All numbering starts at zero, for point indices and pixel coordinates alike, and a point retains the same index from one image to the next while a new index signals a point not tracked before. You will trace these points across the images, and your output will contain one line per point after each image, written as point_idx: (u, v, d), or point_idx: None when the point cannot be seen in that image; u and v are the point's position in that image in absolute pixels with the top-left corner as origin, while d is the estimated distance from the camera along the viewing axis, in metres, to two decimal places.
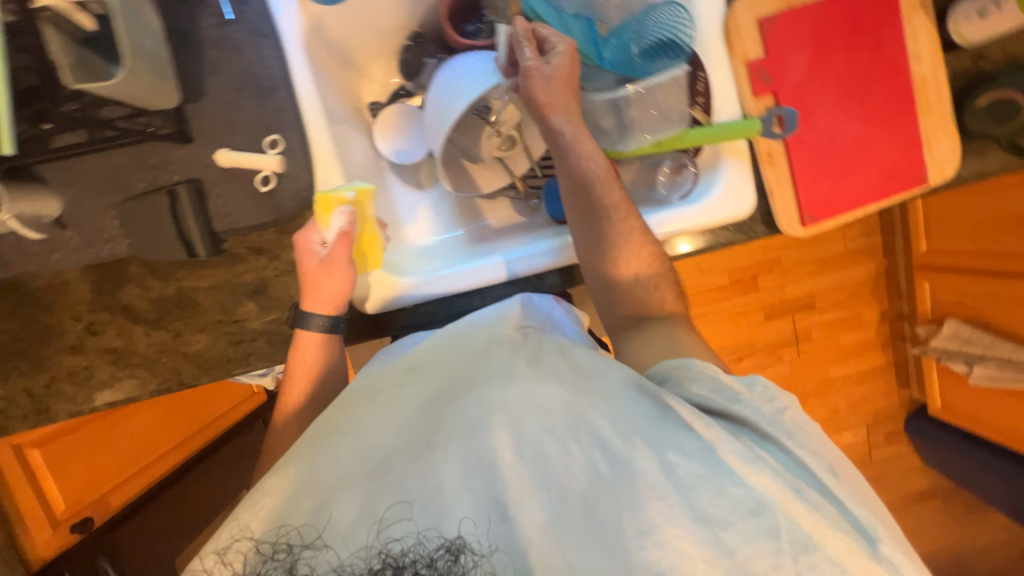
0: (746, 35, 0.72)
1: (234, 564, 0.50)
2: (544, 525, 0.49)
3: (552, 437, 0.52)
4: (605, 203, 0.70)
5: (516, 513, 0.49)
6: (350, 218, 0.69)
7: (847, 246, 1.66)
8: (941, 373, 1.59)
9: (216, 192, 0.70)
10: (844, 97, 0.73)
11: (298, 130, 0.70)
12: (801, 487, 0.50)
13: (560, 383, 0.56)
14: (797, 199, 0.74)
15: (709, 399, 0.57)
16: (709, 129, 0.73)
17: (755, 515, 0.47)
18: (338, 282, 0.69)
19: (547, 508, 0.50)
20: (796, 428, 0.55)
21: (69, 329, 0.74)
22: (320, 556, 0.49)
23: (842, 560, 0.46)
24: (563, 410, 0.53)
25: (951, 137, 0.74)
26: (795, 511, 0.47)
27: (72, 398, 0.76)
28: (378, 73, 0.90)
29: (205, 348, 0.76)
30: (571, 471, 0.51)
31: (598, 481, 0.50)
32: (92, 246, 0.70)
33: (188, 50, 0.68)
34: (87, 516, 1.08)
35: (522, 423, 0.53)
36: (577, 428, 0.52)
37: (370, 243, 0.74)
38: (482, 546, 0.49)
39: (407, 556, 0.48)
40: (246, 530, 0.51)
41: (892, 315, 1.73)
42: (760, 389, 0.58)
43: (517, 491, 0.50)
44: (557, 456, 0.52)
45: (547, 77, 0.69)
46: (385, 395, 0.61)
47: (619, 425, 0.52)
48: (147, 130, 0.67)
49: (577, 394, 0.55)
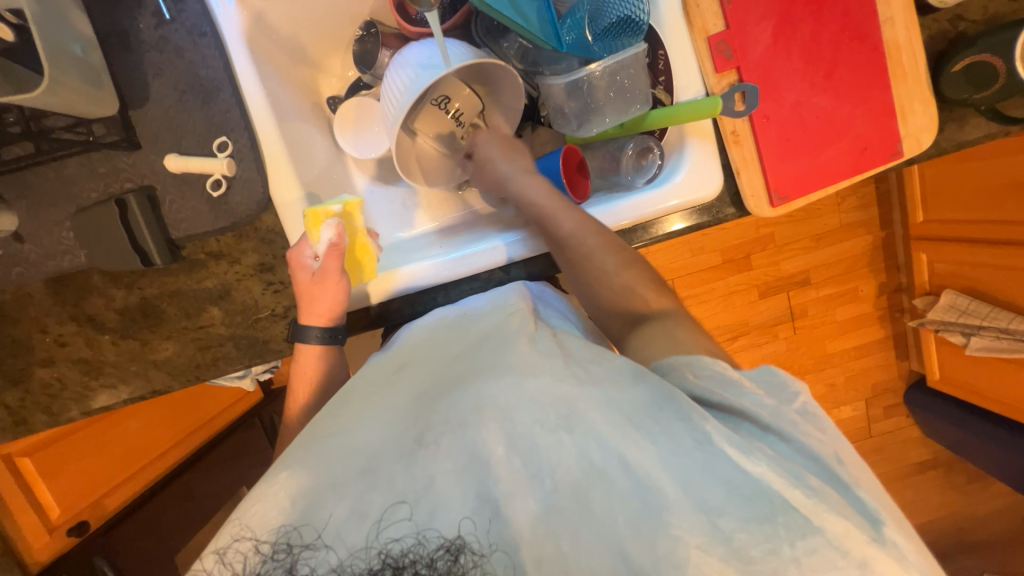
0: (706, 8, 0.69)
1: (234, 564, 0.48)
2: (535, 519, 0.48)
3: (543, 429, 0.50)
4: (570, 237, 0.68)
5: (508, 507, 0.48)
6: (340, 230, 0.67)
7: (841, 220, 1.62)
8: (940, 346, 1.57)
9: (169, 199, 0.69)
10: (811, 68, 0.70)
11: (246, 131, 0.69)
12: (800, 472, 0.45)
13: (553, 372, 0.53)
14: (766, 179, 0.72)
15: (708, 391, 0.51)
16: (670, 109, 0.71)
17: (750, 502, 0.44)
18: (332, 294, 0.69)
19: (538, 500, 0.48)
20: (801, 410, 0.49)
21: (38, 342, 0.75)
22: (320, 557, 0.47)
23: (845, 545, 0.41)
24: (556, 402, 0.51)
25: (927, 106, 0.71)
26: (793, 497, 0.43)
27: (49, 409, 0.77)
28: (335, 66, 0.88)
29: (175, 355, 0.76)
30: (562, 463, 0.48)
31: (590, 471, 0.48)
32: (49, 259, 0.69)
33: (128, 53, 0.67)
34: (84, 520, 1.10)
35: (513, 415, 0.51)
36: (568, 419, 0.49)
37: (363, 252, 0.72)
38: (482, 545, 0.48)
39: (407, 556, 0.47)
40: (248, 529, 0.49)
41: (890, 288, 1.70)
42: (772, 376, 0.53)
43: (508, 486, 0.49)
44: (548, 449, 0.49)
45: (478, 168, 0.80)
46: (380, 395, 0.61)
47: (615, 414, 0.49)
48: (89, 138, 0.66)
49: (570, 382, 0.52)
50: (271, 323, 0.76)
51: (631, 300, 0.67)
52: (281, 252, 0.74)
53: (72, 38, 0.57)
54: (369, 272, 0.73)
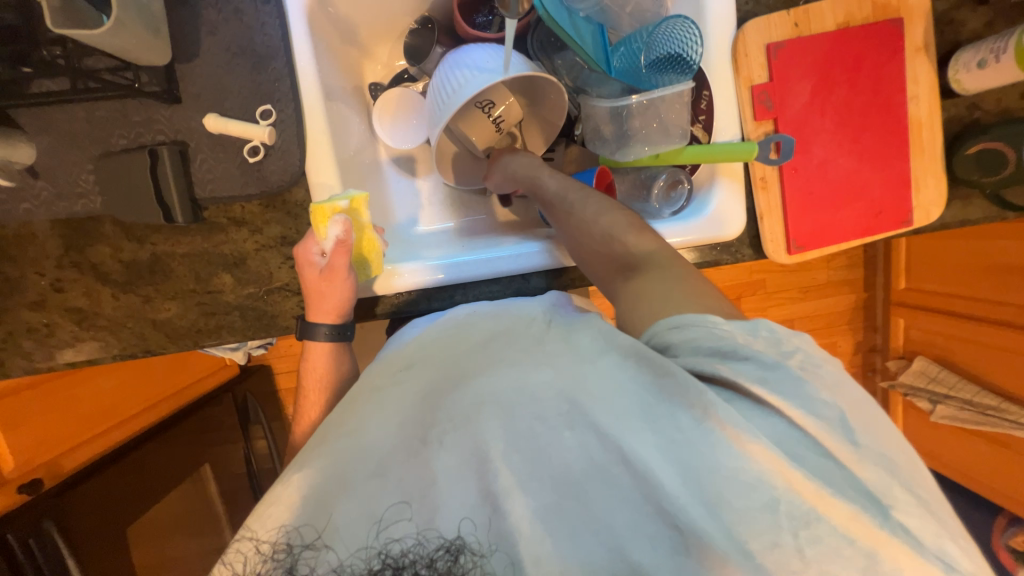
0: (753, 59, 0.72)
1: (234, 564, 0.49)
2: (536, 514, 0.47)
3: (544, 425, 0.49)
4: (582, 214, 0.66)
5: (508, 503, 0.47)
6: (347, 227, 0.66)
7: (830, 276, 1.69)
8: (908, 410, 1.64)
9: (201, 157, 0.68)
10: (840, 130, 0.74)
11: (292, 103, 0.68)
12: (800, 453, 0.43)
13: (556, 365, 0.52)
14: (787, 227, 0.75)
15: (702, 363, 0.47)
16: (707, 146, 0.73)
17: (754, 489, 0.42)
18: (339, 290, 0.68)
19: (533, 498, 0.47)
20: (803, 375, 0.45)
21: (31, 284, 0.71)
22: (320, 557, 0.47)
23: (848, 531, 0.40)
24: (557, 396, 0.50)
25: (939, 181, 0.76)
26: (795, 483, 0.41)
27: (29, 355, 0.73)
28: (383, 54, 0.88)
29: (176, 317, 0.73)
30: (562, 456, 0.48)
31: (592, 467, 0.47)
32: (65, 200, 0.67)
33: (185, 8, 0.66)
34: (37, 478, 0.99)
35: (514, 411, 0.50)
36: (571, 414, 0.48)
37: (370, 247, 0.71)
38: (482, 546, 0.47)
39: (407, 557, 0.46)
40: (251, 530, 0.50)
41: (865, 347, 1.78)
42: (765, 332, 0.48)
43: (506, 482, 0.48)
44: (552, 447, 0.48)
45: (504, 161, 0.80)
46: (383, 393, 0.57)
47: (618, 405, 0.47)
48: (133, 85, 0.63)
49: (569, 373, 0.50)
50: (283, 298, 0.74)
51: (619, 249, 0.61)
52: (306, 228, 0.73)
53: None
54: (376, 267, 0.72)
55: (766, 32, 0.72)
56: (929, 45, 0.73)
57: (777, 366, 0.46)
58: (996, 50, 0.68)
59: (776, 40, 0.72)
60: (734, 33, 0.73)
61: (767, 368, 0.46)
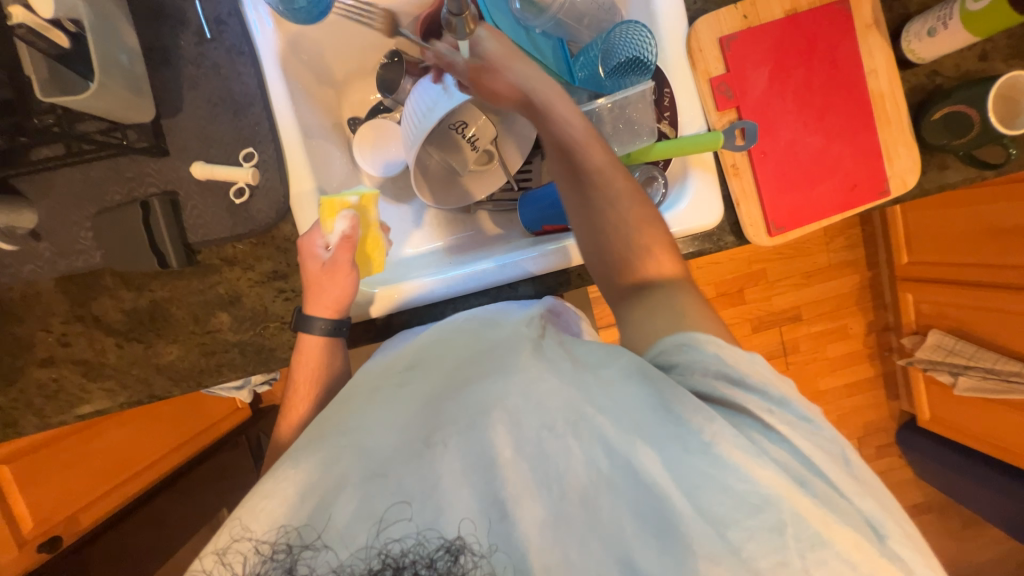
0: (708, 53, 0.75)
1: (234, 565, 0.46)
2: (545, 524, 0.47)
3: (551, 433, 0.48)
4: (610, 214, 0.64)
5: (517, 510, 0.47)
6: (353, 222, 0.69)
7: (831, 258, 1.67)
8: (931, 386, 1.60)
9: (191, 204, 0.71)
10: (803, 110, 0.76)
11: (272, 144, 0.72)
12: (805, 478, 0.46)
13: (561, 374, 0.51)
14: (763, 210, 0.76)
15: (708, 386, 0.51)
16: (675, 141, 0.74)
17: (758, 511, 0.43)
18: (341, 285, 0.69)
19: (546, 505, 0.47)
20: (798, 415, 0.49)
21: (40, 341, 0.74)
22: (320, 557, 0.46)
23: (850, 556, 0.42)
24: (563, 406, 0.49)
25: (910, 149, 0.77)
26: (800, 506, 0.43)
27: (40, 411, 0.75)
28: (359, 90, 0.92)
29: (177, 359, 0.76)
30: (571, 469, 0.47)
31: (599, 479, 0.47)
32: (66, 258, 0.70)
33: (167, 67, 0.70)
34: (58, 535, 1.00)
35: (521, 419, 0.49)
36: (577, 425, 0.48)
37: (375, 245, 0.75)
38: (482, 545, 0.46)
39: (407, 557, 0.46)
40: (247, 530, 0.47)
41: (878, 326, 1.74)
42: (760, 367, 0.51)
43: (516, 489, 0.47)
44: (559, 454, 0.48)
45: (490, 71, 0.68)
46: (382, 393, 0.56)
47: (623, 420, 0.48)
48: (124, 143, 0.68)
49: (580, 387, 0.50)
50: (278, 330, 0.76)
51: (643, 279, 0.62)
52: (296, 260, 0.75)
53: (121, 48, 0.61)
54: (377, 266, 0.75)
55: (718, 26, 0.75)
56: (879, 20, 0.75)
57: (784, 402, 0.50)
58: (944, 18, 0.70)
59: (727, 32, 0.75)
60: (687, 30, 0.76)
61: (774, 399, 0.49)
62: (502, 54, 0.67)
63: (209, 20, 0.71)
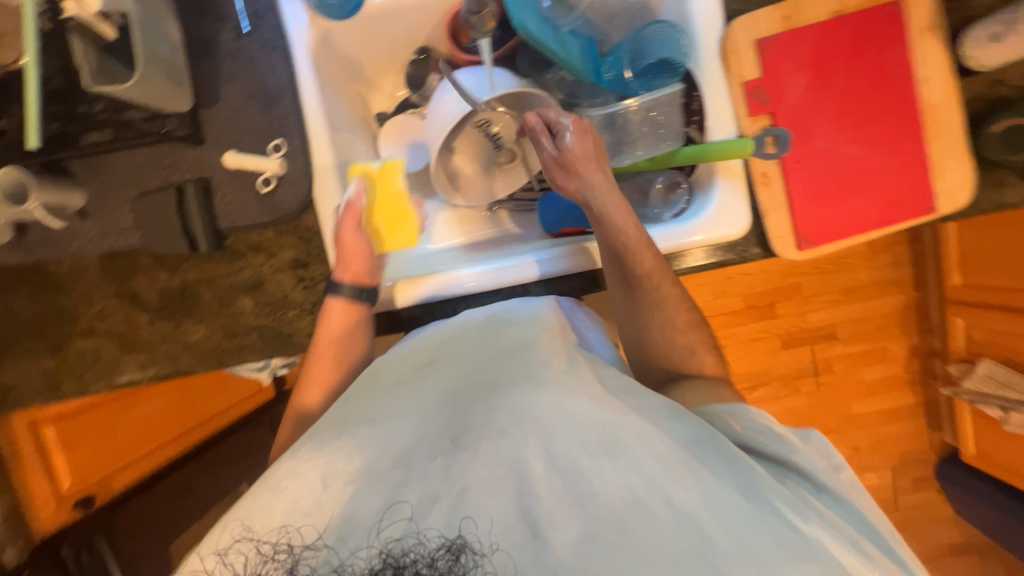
0: (743, 55, 0.71)
1: (234, 565, 0.46)
2: (576, 545, 0.46)
3: (587, 452, 0.49)
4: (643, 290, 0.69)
5: (549, 529, 0.46)
6: (358, 190, 0.72)
7: (873, 276, 1.57)
8: (978, 419, 1.48)
9: (222, 191, 0.74)
10: (843, 118, 0.72)
11: (299, 136, 0.74)
12: (857, 539, 0.47)
13: (593, 394, 0.53)
14: (793, 221, 0.73)
15: (756, 440, 0.55)
16: (702, 146, 0.71)
17: (804, 562, 0.43)
18: (357, 255, 0.72)
19: (580, 526, 0.46)
20: (851, 487, 0.53)
21: (82, 313, 0.79)
22: (320, 557, 0.46)
23: None
24: (597, 426, 0.50)
25: (963, 164, 0.71)
26: (845, 555, 0.44)
27: (80, 377, 0.81)
28: (387, 85, 0.93)
29: (203, 338, 0.79)
30: (606, 490, 0.48)
31: (636, 505, 0.47)
32: (108, 237, 0.75)
33: (207, 59, 0.74)
34: (91, 495, 1.06)
35: (555, 432, 0.50)
36: (611, 445, 0.49)
37: (398, 219, 0.76)
38: (482, 545, 0.46)
39: (408, 557, 0.45)
40: (251, 529, 0.48)
41: (922, 351, 1.63)
42: (815, 443, 0.58)
43: (549, 507, 0.47)
44: (595, 474, 0.48)
45: (563, 164, 0.70)
46: (405, 389, 0.60)
47: (661, 449, 0.50)
48: (164, 131, 0.72)
49: (614, 409, 0.52)
50: (297, 317, 0.79)
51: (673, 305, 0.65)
52: (316, 250, 0.78)
53: (163, 42, 0.65)
54: (404, 240, 0.76)
55: (754, 28, 0.71)
56: (935, 24, 0.70)
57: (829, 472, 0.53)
58: None
59: (764, 34, 0.71)
60: (722, 31, 0.72)
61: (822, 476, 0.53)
62: (588, 151, 0.69)
63: (248, 14, 0.74)
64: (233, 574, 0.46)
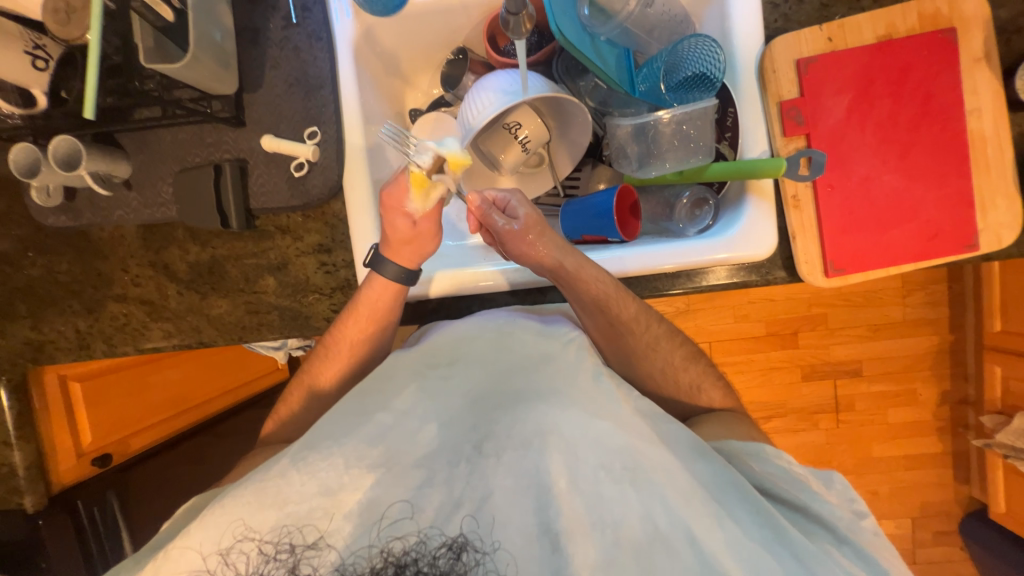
0: (782, 75, 0.70)
1: (236, 565, 0.50)
2: (596, 566, 0.52)
3: (610, 479, 0.55)
4: (630, 318, 0.72)
5: (570, 545, 0.52)
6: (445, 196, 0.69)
7: (906, 314, 1.50)
8: (1011, 476, 1.40)
9: (257, 172, 0.77)
10: (883, 145, 0.70)
11: (334, 125, 0.77)
12: None
13: (616, 421, 0.59)
14: (822, 247, 0.71)
15: (771, 479, 0.63)
16: (734, 163, 0.70)
17: None
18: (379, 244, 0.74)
19: (600, 549, 0.52)
20: (870, 536, 0.59)
21: (117, 278, 0.83)
22: (322, 557, 0.50)
23: None
24: (622, 454, 0.57)
25: (1011, 202, 0.68)
26: None
27: (110, 339, 0.85)
28: (424, 83, 0.95)
29: (225, 313, 0.82)
30: (627, 519, 0.54)
31: (654, 535, 0.53)
32: (147, 208, 0.79)
33: (255, 46, 0.77)
34: (108, 452, 1.09)
35: (579, 453, 0.56)
36: (633, 474, 0.56)
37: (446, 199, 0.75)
38: (484, 544, 0.51)
39: (408, 555, 0.50)
40: (250, 530, 0.51)
41: (955, 398, 1.54)
42: (839, 486, 0.64)
43: (571, 524, 0.53)
44: (616, 500, 0.54)
45: (522, 238, 0.69)
46: (430, 384, 0.64)
47: (681, 484, 0.56)
48: (208, 111, 0.74)
49: (636, 438, 0.58)
50: (316, 301, 0.81)
51: (655, 356, 0.75)
52: (341, 237, 0.80)
53: (214, 26, 0.69)
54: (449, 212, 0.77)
55: (797, 47, 0.70)
56: (990, 54, 0.68)
57: (847, 524, 0.59)
58: None
59: (806, 54, 0.70)
60: (762, 49, 0.71)
61: (839, 537, 0.58)
62: (533, 223, 0.70)
63: (297, 6, 0.77)
64: (235, 573, 0.50)
